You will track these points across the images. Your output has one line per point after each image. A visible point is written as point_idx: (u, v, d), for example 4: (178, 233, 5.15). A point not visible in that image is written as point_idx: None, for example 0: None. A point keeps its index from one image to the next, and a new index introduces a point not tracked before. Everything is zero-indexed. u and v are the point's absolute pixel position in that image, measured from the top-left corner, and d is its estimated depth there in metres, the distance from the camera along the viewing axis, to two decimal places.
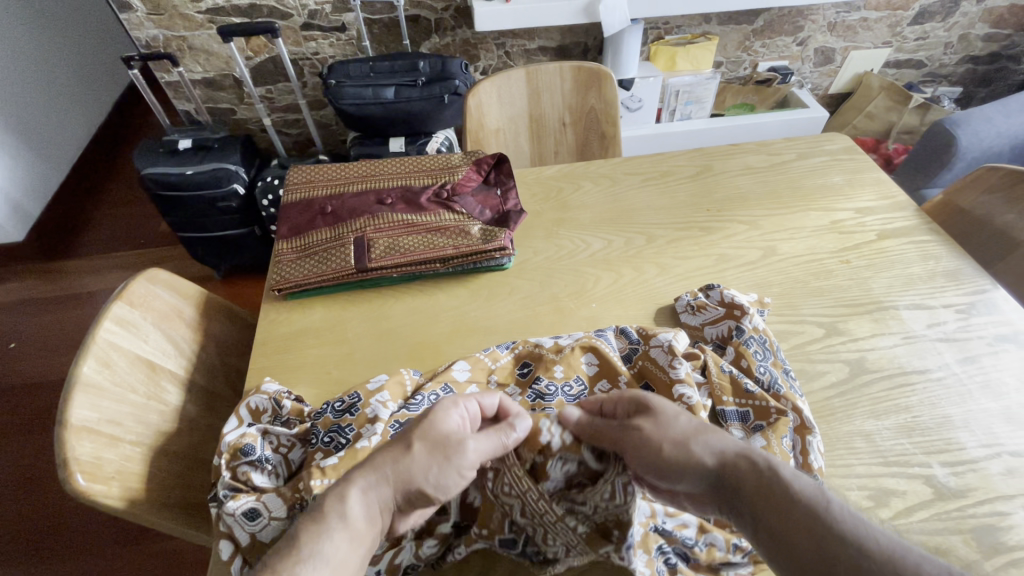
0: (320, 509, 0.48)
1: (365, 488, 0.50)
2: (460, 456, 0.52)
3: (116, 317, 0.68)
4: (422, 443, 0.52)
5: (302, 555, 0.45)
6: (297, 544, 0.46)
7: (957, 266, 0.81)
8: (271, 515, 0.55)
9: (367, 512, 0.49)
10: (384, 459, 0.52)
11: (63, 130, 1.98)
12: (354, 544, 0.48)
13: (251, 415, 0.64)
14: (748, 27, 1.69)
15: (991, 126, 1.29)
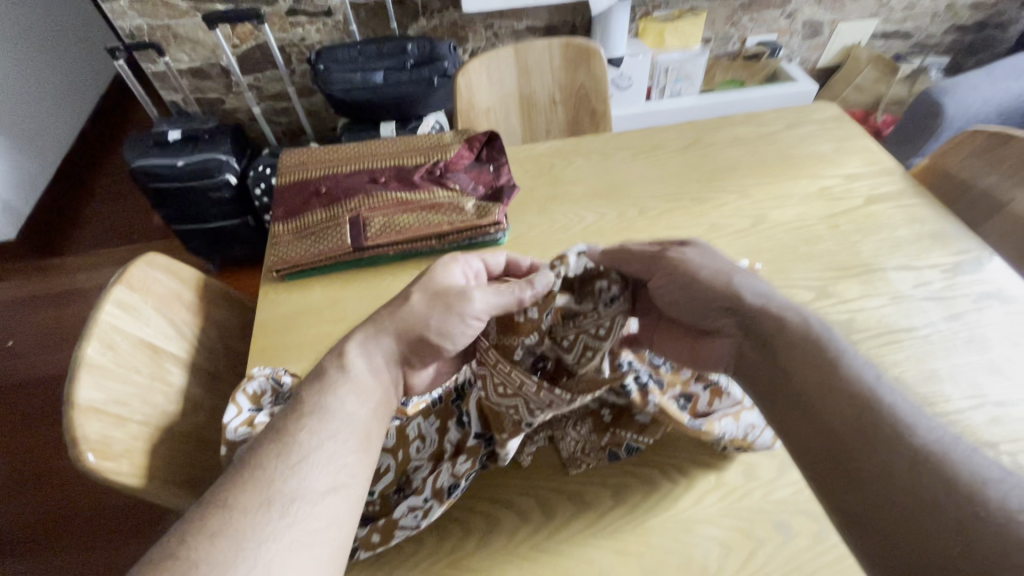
0: (316, 383, 0.53)
1: (378, 338, 0.58)
2: (468, 308, 0.57)
3: (116, 301, 0.68)
4: (431, 300, 0.59)
5: (302, 420, 0.50)
6: (298, 411, 0.51)
7: (943, 228, 0.83)
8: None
9: (374, 368, 0.56)
10: (390, 319, 0.59)
11: (50, 128, 1.97)
12: (350, 407, 0.52)
13: (251, 400, 0.62)
14: (735, 2, 1.68)
15: (977, 93, 1.30)
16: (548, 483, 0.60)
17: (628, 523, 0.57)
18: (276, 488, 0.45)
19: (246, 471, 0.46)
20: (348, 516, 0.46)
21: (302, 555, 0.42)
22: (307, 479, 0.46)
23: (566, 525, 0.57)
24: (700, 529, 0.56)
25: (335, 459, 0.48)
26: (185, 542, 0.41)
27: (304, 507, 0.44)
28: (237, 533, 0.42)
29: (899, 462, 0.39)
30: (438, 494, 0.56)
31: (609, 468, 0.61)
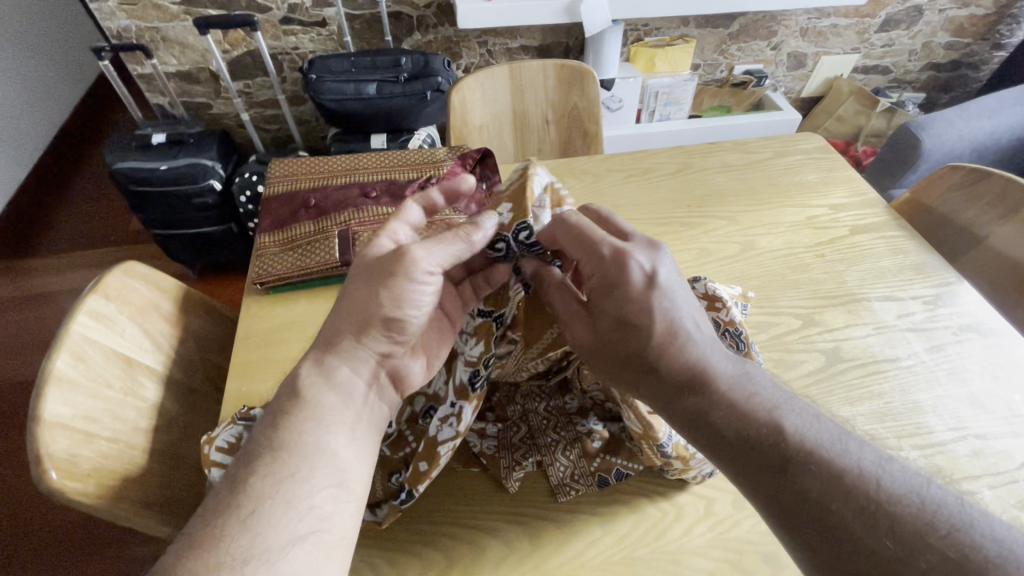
0: (279, 408, 0.49)
1: (341, 351, 0.53)
2: (403, 261, 0.52)
3: (89, 311, 0.65)
4: (349, 284, 0.55)
5: (265, 464, 0.46)
6: (260, 450, 0.47)
7: (924, 260, 0.85)
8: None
9: (337, 387, 0.51)
10: (340, 325, 0.54)
11: (24, 127, 1.90)
12: (317, 439, 0.48)
13: (229, 453, 0.56)
14: (724, 31, 1.73)
15: (953, 129, 1.35)
16: (534, 510, 0.59)
17: (615, 555, 0.56)
18: (226, 549, 0.41)
19: (204, 529, 0.43)
20: (317, 571, 0.43)
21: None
22: (267, 535, 0.43)
23: (553, 554, 0.56)
24: (689, 560, 0.55)
25: (304, 509, 0.45)
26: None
27: (260, 573, 0.41)
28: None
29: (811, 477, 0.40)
30: (462, 393, 0.54)
31: (601, 494, 0.60)
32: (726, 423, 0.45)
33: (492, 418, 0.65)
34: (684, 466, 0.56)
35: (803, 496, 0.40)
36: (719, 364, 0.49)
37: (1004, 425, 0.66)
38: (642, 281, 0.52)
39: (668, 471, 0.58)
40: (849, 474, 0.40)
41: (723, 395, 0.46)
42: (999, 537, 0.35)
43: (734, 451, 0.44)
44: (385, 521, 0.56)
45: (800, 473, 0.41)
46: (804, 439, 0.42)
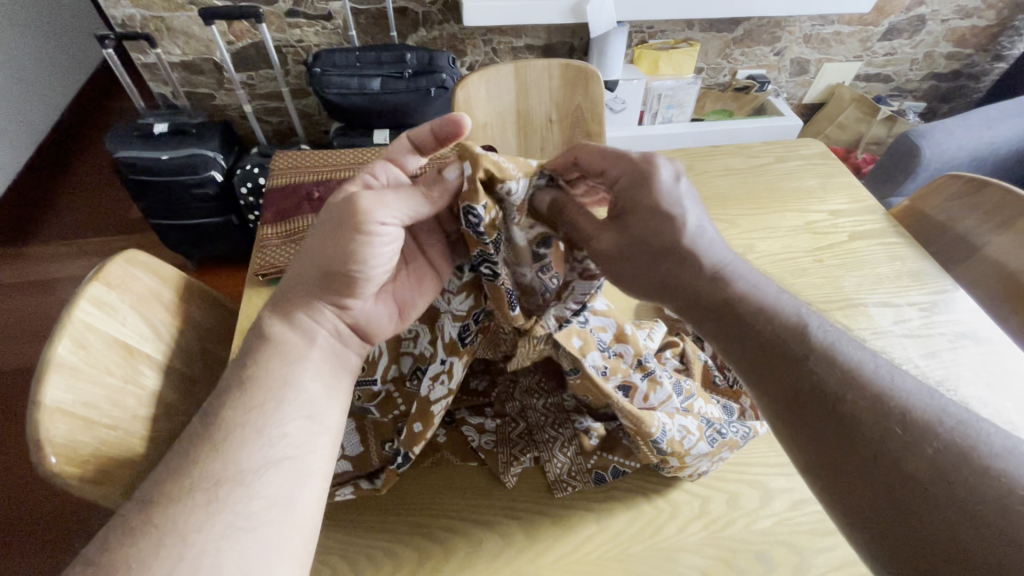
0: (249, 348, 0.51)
1: (296, 300, 0.53)
2: (365, 223, 0.50)
3: (92, 299, 0.65)
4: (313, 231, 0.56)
5: (237, 397, 0.47)
6: (230, 386, 0.48)
7: (921, 267, 0.86)
8: (344, 453, 0.60)
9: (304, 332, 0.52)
10: (300, 270, 0.54)
11: (25, 113, 1.89)
12: (285, 372, 0.49)
13: None
14: (728, 35, 1.74)
15: (952, 139, 1.36)
16: (530, 505, 0.59)
17: (610, 550, 0.56)
18: (199, 475, 0.42)
19: (178, 460, 0.43)
20: (292, 492, 0.45)
21: (242, 540, 0.40)
22: (242, 460, 0.44)
23: (549, 549, 0.56)
24: (684, 558, 0.56)
25: (277, 437, 0.46)
26: (110, 541, 0.39)
27: (237, 493, 0.42)
28: (163, 526, 0.39)
29: (844, 388, 0.40)
30: (453, 348, 0.55)
31: (597, 490, 0.61)
32: (755, 334, 0.45)
33: (489, 414, 0.65)
34: (680, 463, 0.56)
35: (818, 389, 0.41)
36: (741, 272, 0.48)
37: None
38: (676, 200, 0.50)
39: (665, 468, 0.58)
40: (869, 388, 0.39)
41: (756, 306, 0.46)
42: (1007, 444, 0.35)
43: (757, 349, 0.44)
44: (382, 488, 0.58)
45: (816, 369, 0.41)
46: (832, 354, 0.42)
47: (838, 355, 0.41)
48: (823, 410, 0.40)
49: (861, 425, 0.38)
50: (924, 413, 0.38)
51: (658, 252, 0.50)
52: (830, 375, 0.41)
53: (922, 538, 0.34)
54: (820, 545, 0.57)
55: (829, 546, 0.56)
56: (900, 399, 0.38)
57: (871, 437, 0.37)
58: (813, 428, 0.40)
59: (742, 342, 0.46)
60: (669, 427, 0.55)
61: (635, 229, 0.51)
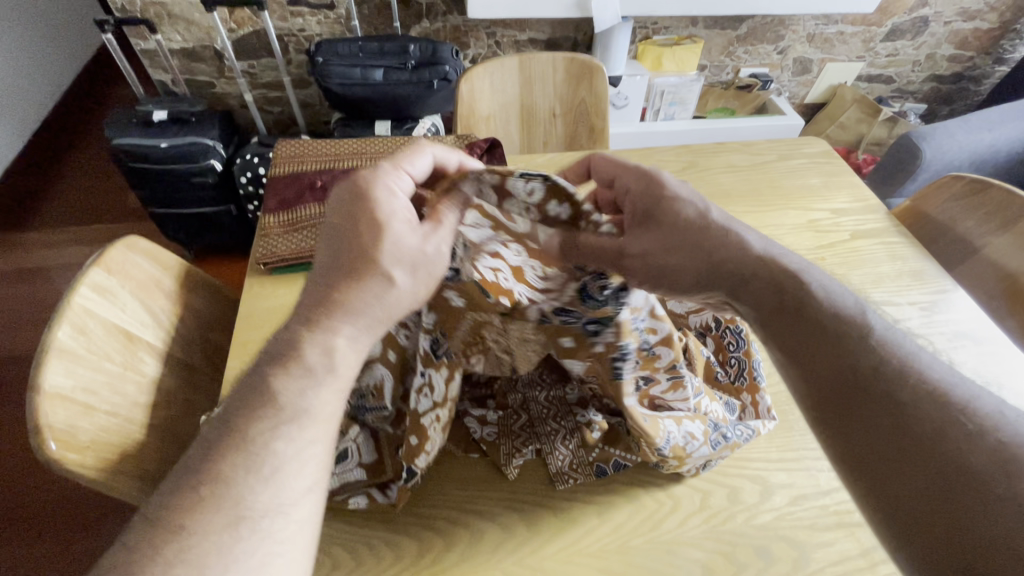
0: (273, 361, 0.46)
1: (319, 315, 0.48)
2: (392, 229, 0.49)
3: (92, 285, 0.64)
4: (333, 214, 0.51)
5: (273, 422, 0.43)
6: (260, 405, 0.44)
7: (922, 267, 0.86)
8: (359, 460, 0.57)
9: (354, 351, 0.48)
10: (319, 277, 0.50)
11: (22, 98, 1.88)
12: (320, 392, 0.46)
13: None
14: (731, 33, 1.73)
15: (953, 141, 1.36)
16: (534, 497, 0.60)
17: (611, 543, 0.56)
18: (241, 504, 0.40)
19: (206, 485, 0.40)
20: (326, 520, 0.44)
21: (280, 569, 0.40)
22: (282, 490, 0.42)
23: (550, 541, 0.57)
24: (683, 551, 0.56)
25: (311, 461, 0.44)
26: (137, 566, 0.36)
27: (279, 523, 0.41)
28: (202, 559, 0.37)
29: (888, 369, 0.43)
30: (428, 361, 0.55)
31: (599, 484, 0.61)
32: (810, 326, 0.48)
33: (492, 406, 0.65)
34: (681, 464, 0.56)
35: (862, 375, 0.44)
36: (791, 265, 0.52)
37: None
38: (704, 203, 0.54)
39: (663, 465, 0.58)
40: (919, 380, 0.42)
41: (814, 299, 0.49)
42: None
43: (800, 336, 0.48)
44: (399, 502, 0.57)
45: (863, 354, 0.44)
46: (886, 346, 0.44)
47: (892, 349, 0.44)
48: (867, 391, 0.43)
49: (903, 405, 0.41)
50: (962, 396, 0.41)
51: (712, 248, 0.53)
52: (874, 359, 0.44)
53: (950, 519, 0.37)
54: (818, 541, 0.57)
55: (827, 542, 0.57)
56: (947, 391, 0.41)
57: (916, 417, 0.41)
58: (853, 411, 0.43)
59: (793, 334, 0.49)
60: (675, 432, 0.55)
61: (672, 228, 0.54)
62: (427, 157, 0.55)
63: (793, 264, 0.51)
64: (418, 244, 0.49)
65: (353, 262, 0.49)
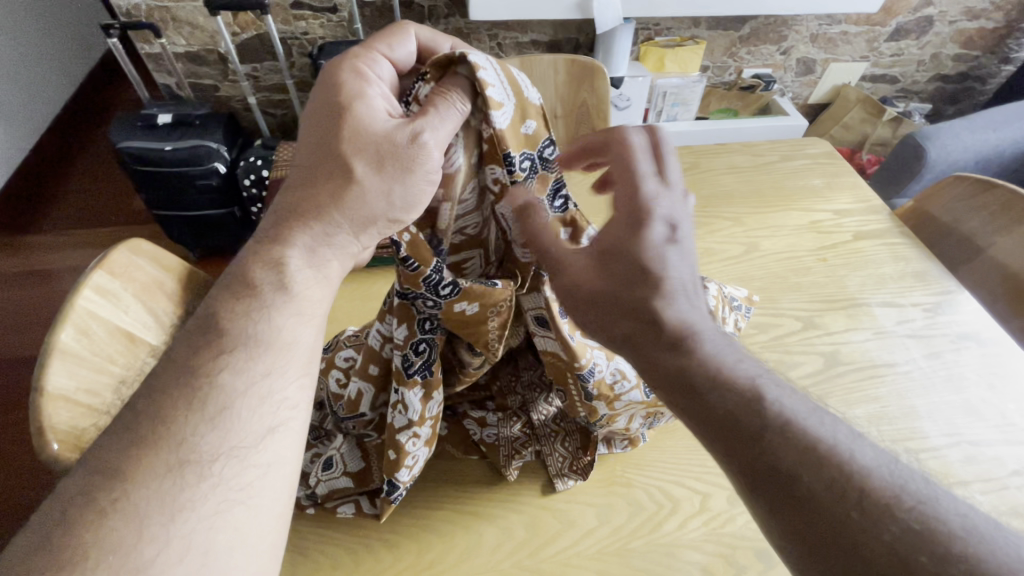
0: (236, 295, 0.42)
1: (290, 220, 0.44)
2: (351, 99, 0.45)
3: (95, 287, 0.64)
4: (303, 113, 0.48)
5: (216, 354, 0.39)
6: (203, 339, 0.40)
7: (925, 268, 0.86)
8: (345, 469, 0.58)
9: (317, 272, 0.45)
10: (293, 183, 0.46)
11: (29, 102, 1.90)
12: (276, 327, 0.42)
13: None
14: (734, 33, 1.73)
15: (958, 141, 1.35)
16: (531, 498, 0.60)
17: (610, 546, 0.56)
18: (184, 446, 0.36)
19: (148, 425, 0.36)
20: (289, 463, 0.40)
21: (238, 516, 0.36)
22: (232, 432, 0.38)
23: (549, 544, 0.56)
24: (683, 554, 0.56)
25: (272, 401, 0.40)
26: (73, 515, 0.32)
27: (234, 469, 0.37)
28: (143, 506, 0.33)
29: (798, 441, 0.31)
30: (400, 379, 0.53)
31: (597, 486, 0.61)
32: (706, 383, 0.35)
33: (491, 408, 0.65)
34: (610, 411, 0.56)
35: (770, 457, 0.32)
36: (695, 302, 0.39)
37: (997, 432, 0.66)
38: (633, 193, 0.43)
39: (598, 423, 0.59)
40: (833, 451, 0.31)
41: (709, 351, 0.36)
42: (990, 526, 0.28)
43: (695, 403, 0.35)
44: (382, 515, 0.56)
45: (770, 429, 0.32)
46: (782, 401, 0.33)
47: (866, 472, 0.30)
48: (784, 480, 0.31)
49: (813, 496, 0.30)
50: (881, 472, 0.30)
51: (628, 301, 0.38)
52: (782, 428, 0.32)
53: None
54: None
55: None
56: (868, 467, 0.30)
57: (833, 510, 0.29)
58: (762, 502, 0.31)
59: (694, 401, 0.35)
60: (602, 368, 0.54)
61: (587, 253, 0.41)
62: (408, 39, 0.50)
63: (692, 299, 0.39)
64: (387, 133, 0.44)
65: (320, 154, 0.45)
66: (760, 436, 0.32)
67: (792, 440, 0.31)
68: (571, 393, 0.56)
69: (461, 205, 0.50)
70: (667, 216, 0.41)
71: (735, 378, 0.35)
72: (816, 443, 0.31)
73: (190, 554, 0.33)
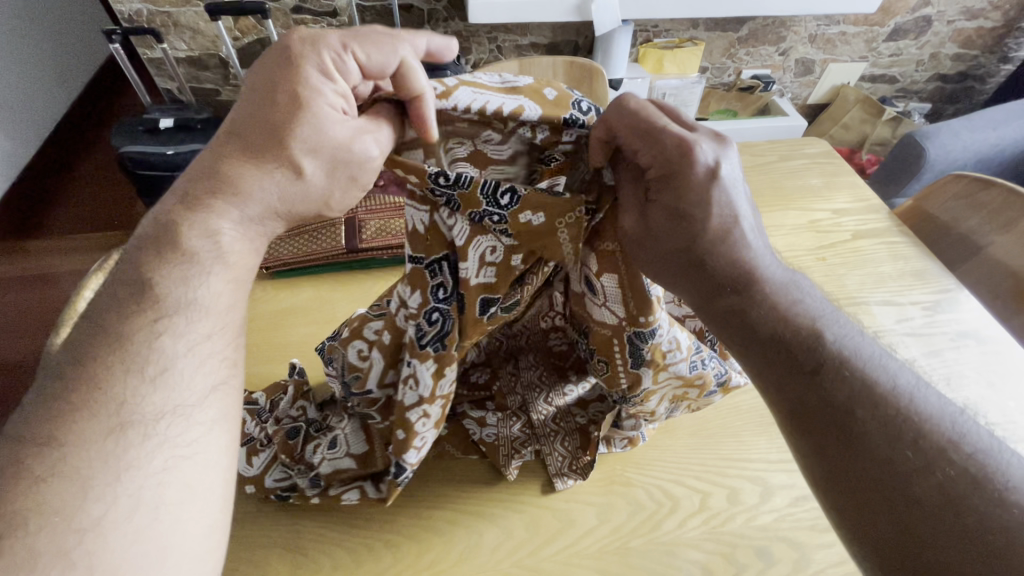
0: (161, 260, 0.41)
1: (214, 191, 0.43)
2: (302, 91, 0.43)
3: (96, 289, 0.64)
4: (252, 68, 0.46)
5: (155, 317, 0.39)
6: (136, 304, 0.39)
7: (925, 266, 0.86)
8: (348, 451, 0.60)
9: (248, 237, 0.45)
10: (224, 152, 0.44)
11: (32, 108, 1.91)
12: (207, 290, 0.42)
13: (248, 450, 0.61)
14: (732, 35, 1.73)
15: (957, 140, 1.35)
16: (532, 497, 0.60)
17: (610, 544, 0.56)
18: (120, 408, 0.36)
19: (81, 392, 0.36)
20: (234, 420, 0.41)
21: (189, 470, 0.37)
22: (175, 391, 0.38)
23: (548, 542, 0.57)
24: (683, 552, 0.56)
25: (212, 359, 0.41)
26: (6, 486, 0.32)
27: (178, 427, 0.37)
28: (87, 467, 0.33)
29: (853, 393, 0.38)
30: (413, 351, 0.51)
31: (597, 486, 0.61)
32: (772, 338, 0.42)
33: (491, 408, 0.65)
34: (654, 381, 0.54)
35: (827, 399, 0.38)
36: (770, 272, 0.45)
37: (998, 430, 0.66)
38: (701, 167, 0.43)
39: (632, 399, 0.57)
40: (887, 401, 0.37)
41: (775, 313, 0.43)
42: (1022, 469, 0.34)
43: (767, 354, 0.42)
44: (388, 498, 0.57)
45: (830, 379, 0.39)
46: (842, 359, 0.39)
47: (907, 405, 0.37)
48: (841, 419, 0.37)
49: (866, 434, 0.36)
50: (933, 421, 0.36)
51: (703, 258, 0.45)
52: (841, 378, 0.39)
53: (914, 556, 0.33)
54: (818, 543, 0.57)
55: (827, 544, 0.57)
56: (919, 411, 0.36)
57: (878, 446, 0.36)
58: (818, 439, 0.38)
59: (762, 353, 0.43)
60: (662, 332, 0.51)
61: (661, 217, 0.45)
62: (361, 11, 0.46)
63: (766, 269, 0.45)
64: (337, 136, 0.44)
65: (259, 131, 0.44)
66: (819, 386, 0.39)
67: (844, 372, 0.39)
68: (614, 360, 0.54)
69: (492, 145, 0.48)
70: (731, 178, 0.44)
71: (798, 323, 0.42)
72: (873, 392, 0.37)
73: (139, 511, 0.34)
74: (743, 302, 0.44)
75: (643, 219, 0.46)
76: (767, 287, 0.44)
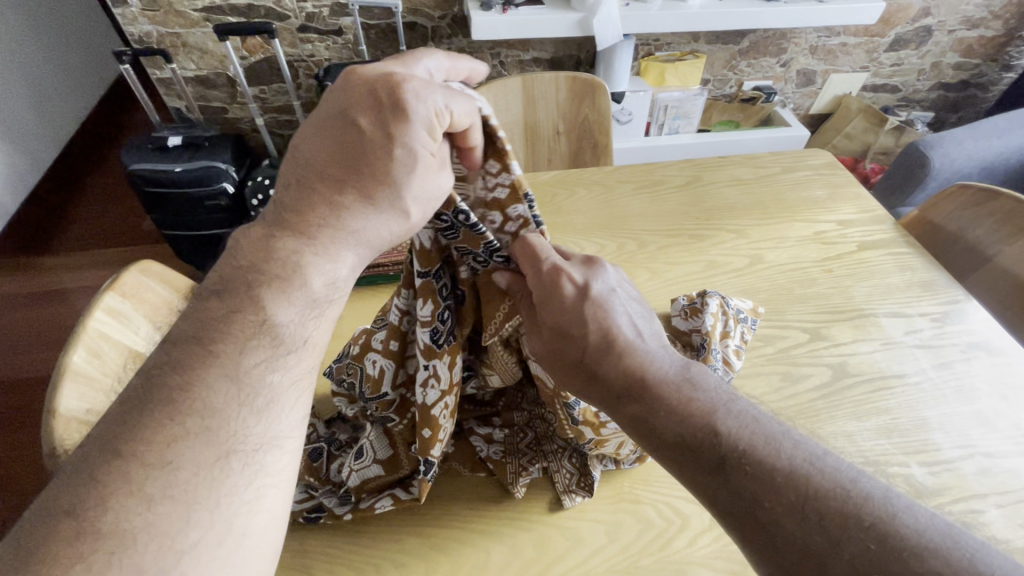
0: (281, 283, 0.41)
1: (313, 227, 0.42)
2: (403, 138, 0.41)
3: (107, 308, 0.65)
4: (338, 103, 0.42)
5: (274, 350, 0.40)
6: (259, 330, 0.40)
7: (933, 277, 0.85)
8: (376, 457, 0.59)
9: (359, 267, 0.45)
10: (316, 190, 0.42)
11: (43, 128, 1.94)
12: (314, 324, 0.43)
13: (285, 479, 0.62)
14: (733, 47, 1.75)
15: (961, 149, 1.35)
16: (540, 515, 0.60)
17: (620, 563, 0.56)
18: (235, 434, 0.37)
19: (196, 415, 0.36)
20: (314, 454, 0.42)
21: (273, 501, 0.37)
22: (278, 422, 0.39)
23: (560, 560, 0.56)
24: (694, 571, 0.55)
25: (308, 392, 0.42)
26: (116, 503, 0.32)
27: (275, 457, 0.38)
28: (194, 492, 0.34)
29: (753, 480, 0.37)
30: (431, 354, 0.52)
31: (604, 504, 0.60)
32: (674, 437, 0.41)
33: (498, 424, 0.67)
34: (597, 437, 0.56)
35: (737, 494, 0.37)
36: (661, 364, 0.46)
37: (1012, 444, 0.65)
38: (571, 290, 0.48)
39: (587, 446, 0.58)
40: (786, 479, 0.36)
41: (671, 409, 0.42)
42: (923, 528, 0.32)
43: (674, 455, 0.41)
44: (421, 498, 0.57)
45: (734, 472, 0.37)
46: (740, 445, 0.38)
47: (807, 478, 0.35)
48: (755, 514, 0.36)
49: (777, 524, 0.35)
50: (839, 488, 0.35)
51: (597, 366, 0.46)
52: (742, 467, 0.37)
53: None
54: None
55: None
56: (818, 482, 0.35)
57: (795, 533, 0.34)
58: (747, 534, 0.36)
59: (669, 455, 0.41)
60: None
61: (553, 334, 0.48)
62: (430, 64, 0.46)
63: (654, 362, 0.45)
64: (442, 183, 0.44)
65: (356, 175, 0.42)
66: (729, 482, 0.37)
67: (745, 466, 0.37)
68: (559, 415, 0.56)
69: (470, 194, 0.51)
70: (602, 292, 0.49)
71: (694, 414, 0.41)
72: (772, 474, 0.36)
73: (227, 538, 0.34)
74: (641, 402, 0.44)
75: (542, 342, 0.49)
76: (659, 382, 0.44)
